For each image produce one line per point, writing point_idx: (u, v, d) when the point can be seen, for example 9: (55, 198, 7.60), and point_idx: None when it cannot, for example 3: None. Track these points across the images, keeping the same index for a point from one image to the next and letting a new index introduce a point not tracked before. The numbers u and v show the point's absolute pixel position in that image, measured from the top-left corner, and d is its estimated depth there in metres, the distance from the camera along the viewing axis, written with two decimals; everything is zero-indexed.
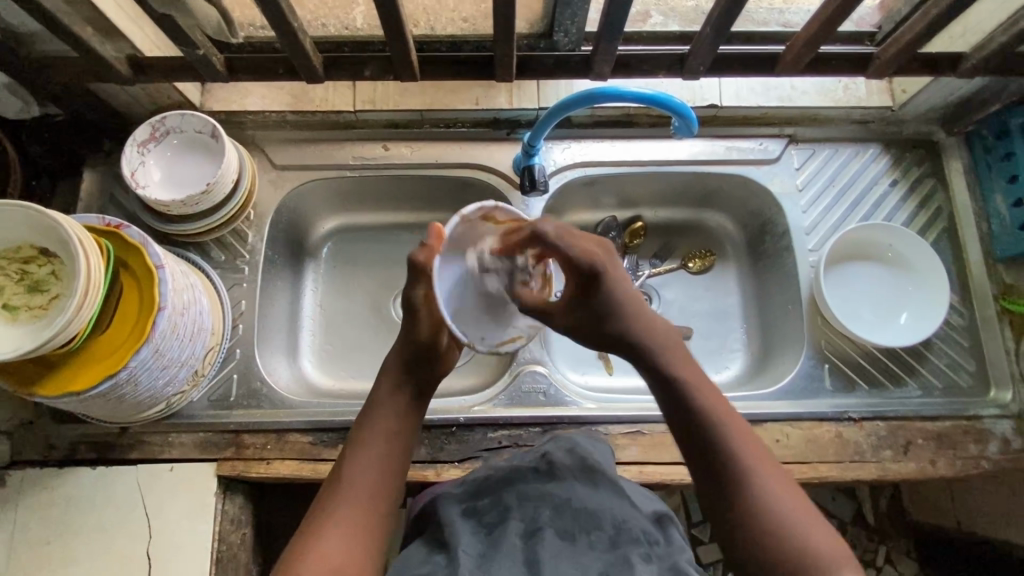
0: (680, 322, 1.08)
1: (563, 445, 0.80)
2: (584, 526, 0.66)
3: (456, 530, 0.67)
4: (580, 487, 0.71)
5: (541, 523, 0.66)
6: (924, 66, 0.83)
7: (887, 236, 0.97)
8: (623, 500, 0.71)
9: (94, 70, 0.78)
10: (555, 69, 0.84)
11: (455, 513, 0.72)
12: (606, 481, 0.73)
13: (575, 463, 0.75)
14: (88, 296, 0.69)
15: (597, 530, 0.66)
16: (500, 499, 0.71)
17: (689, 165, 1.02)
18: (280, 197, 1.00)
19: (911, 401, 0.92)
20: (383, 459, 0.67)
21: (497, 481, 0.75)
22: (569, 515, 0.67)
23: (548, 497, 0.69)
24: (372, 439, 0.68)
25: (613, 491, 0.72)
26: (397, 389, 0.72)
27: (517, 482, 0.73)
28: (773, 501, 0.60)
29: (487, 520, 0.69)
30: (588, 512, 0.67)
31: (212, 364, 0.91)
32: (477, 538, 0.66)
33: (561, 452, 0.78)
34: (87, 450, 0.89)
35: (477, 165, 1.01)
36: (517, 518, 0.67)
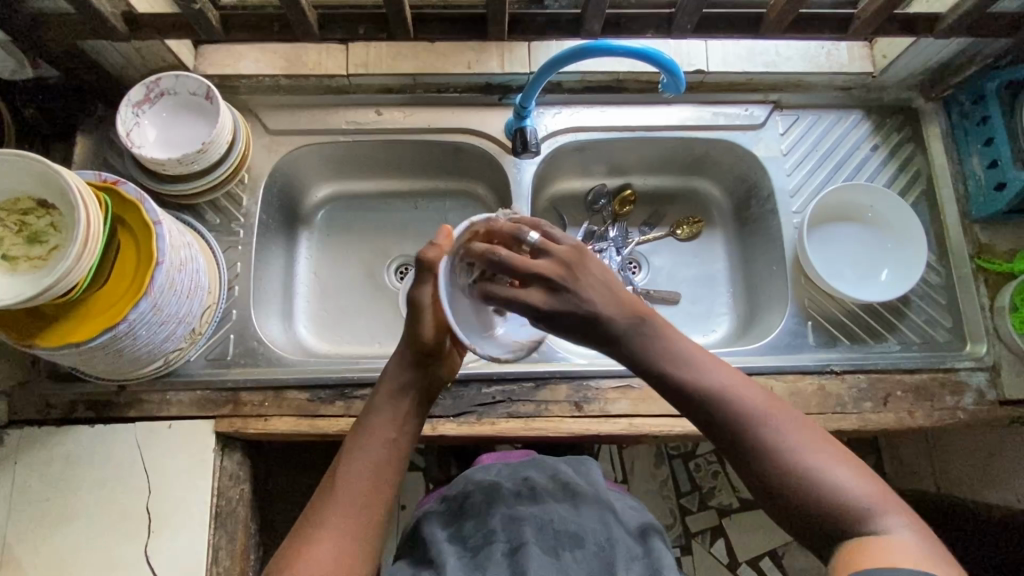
0: (669, 287, 1.11)
1: (546, 470, 0.84)
2: (567, 544, 0.73)
3: (443, 554, 0.72)
4: (562, 509, 0.77)
5: (525, 540, 0.72)
6: (904, 27, 0.86)
7: (869, 198, 1.00)
8: (605, 520, 0.77)
9: (89, 25, 0.78)
10: (547, 27, 0.86)
11: (443, 536, 0.76)
12: (588, 500, 0.80)
13: (558, 486, 0.81)
14: (88, 246, 0.70)
15: (579, 548, 0.72)
16: (484, 523, 0.76)
17: (677, 130, 1.04)
18: (275, 161, 1.01)
19: (890, 355, 0.96)
20: (375, 462, 0.67)
21: (481, 503, 0.78)
22: (551, 536, 0.73)
23: (531, 519, 0.75)
24: (369, 440, 0.68)
25: (595, 510, 0.78)
26: (399, 397, 0.70)
27: (500, 504, 0.77)
28: (803, 461, 0.58)
29: (472, 545, 0.74)
30: (570, 533, 0.74)
31: (210, 322, 0.92)
32: (464, 561, 0.71)
33: (543, 478, 0.82)
34: (85, 409, 0.90)
35: (469, 130, 1.03)
36: (500, 541, 0.73)
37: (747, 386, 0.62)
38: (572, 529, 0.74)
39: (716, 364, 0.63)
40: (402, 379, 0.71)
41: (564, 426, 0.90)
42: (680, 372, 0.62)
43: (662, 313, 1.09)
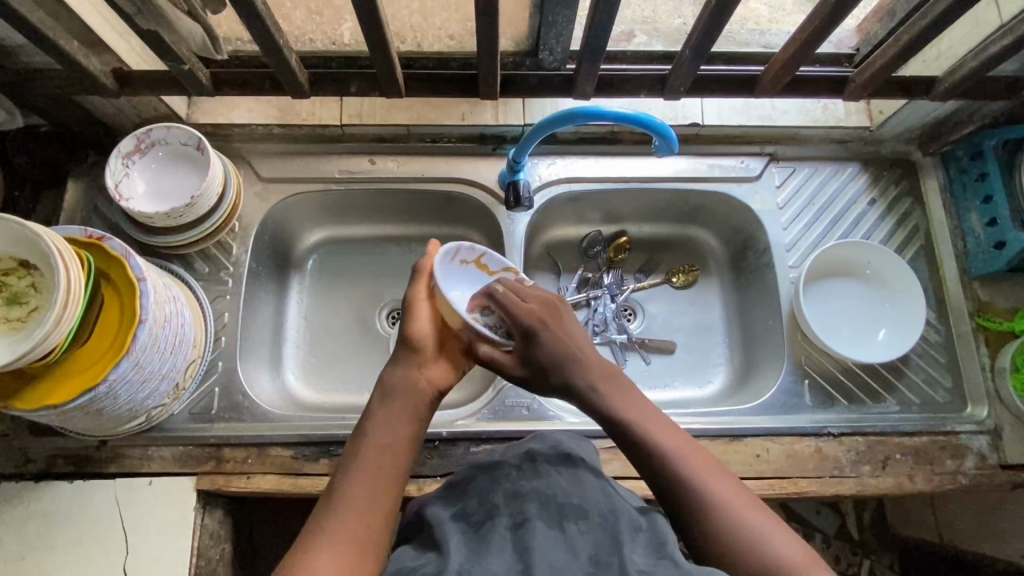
0: (664, 337, 1.09)
1: (548, 443, 0.75)
2: (570, 518, 0.60)
3: (440, 531, 0.60)
4: (563, 480, 0.66)
5: (529, 515, 0.60)
6: (900, 89, 0.85)
7: (866, 253, 0.99)
8: (608, 493, 0.65)
9: (79, 82, 0.78)
10: (539, 87, 0.88)
11: (445, 514, 0.64)
12: (587, 467, 0.69)
13: (556, 457, 0.70)
14: (67, 310, 0.69)
15: (585, 520, 0.60)
16: (484, 497, 0.64)
17: (672, 182, 1.04)
18: (266, 209, 1.01)
19: (889, 417, 0.94)
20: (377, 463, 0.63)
21: (480, 482, 0.67)
22: (554, 509, 0.61)
23: (532, 493, 0.63)
24: (369, 441, 0.65)
25: (597, 483, 0.67)
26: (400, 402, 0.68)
27: (503, 477, 0.66)
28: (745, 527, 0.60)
29: (474, 520, 0.62)
30: (575, 505, 0.61)
31: (194, 376, 0.90)
32: (465, 538, 0.60)
33: (544, 452, 0.72)
34: (64, 463, 0.88)
35: (462, 180, 1.02)
36: (502, 515, 0.61)
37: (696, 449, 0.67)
38: (577, 502, 0.62)
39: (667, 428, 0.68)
40: (402, 379, 0.69)
41: None
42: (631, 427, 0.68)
43: (657, 364, 1.07)
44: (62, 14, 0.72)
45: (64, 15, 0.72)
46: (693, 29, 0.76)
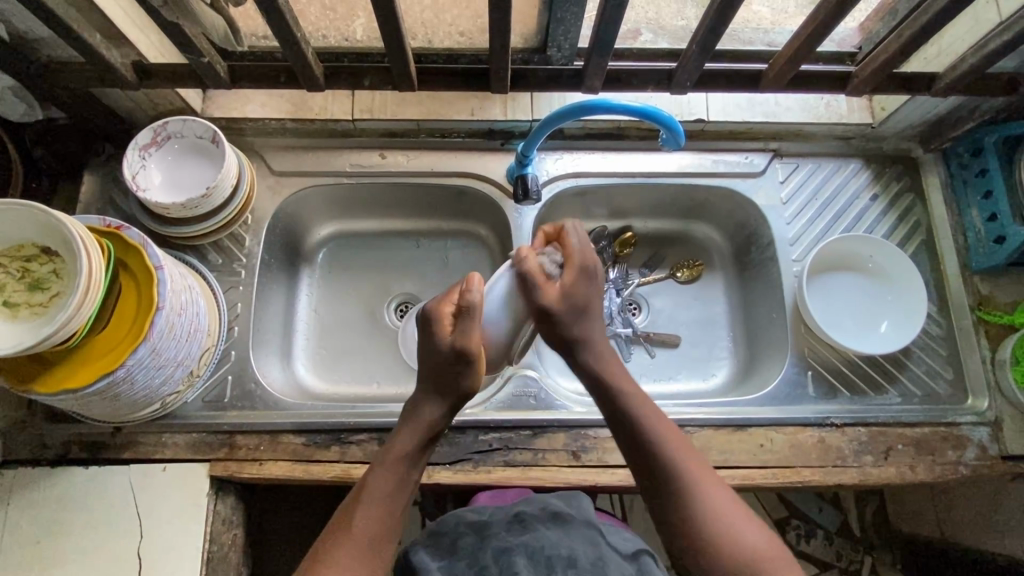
0: (668, 330, 1.10)
1: (537, 503, 0.83)
2: (559, 567, 0.72)
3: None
4: (551, 534, 0.77)
5: (518, 569, 0.71)
6: (901, 85, 0.87)
7: (869, 247, 1.00)
8: (592, 541, 0.77)
9: (100, 74, 0.80)
10: (548, 82, 0.90)
11: (436, 568, 0.74)
12: (573, 523, 0.80)
13: (545, 513, 0.81)
14: (89, 294, 0.71)
15: (573, 569, 0.72)
16: (478, 556, 0.75)
17: (677, 177, 1.05)
18: (278, 202, 1.02)
19: (891, 408, 0.95)
20: (378, 530, 0.67)
21: (474, 539, 0.78)
22: (543, 560, 0.73)
23: (523, 547, 0.74)
24: (372, 505, 0.67)
25: (584, 531, 0.79)
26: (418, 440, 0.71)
27: (494, 537, 0.77)
28: (712, 507, 0.66)
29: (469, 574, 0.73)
30: (562, 557, 0.73)
31: (207, 364, 0.92)
32: None
33: (533, 508, 0.82)
34: (79, 449, 0.90)
35: (471, 174, 1.04)
36: (494, 570, 0.72)
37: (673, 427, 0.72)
38: (563, 553, 0.74)
39: (651, 405, 0.73)
40: (413, 445, 0.71)
41: (561, 476, 0.89)
42: (621, 398, 0.72)
43: (662, 356, 1.09)
44: (86, 7, 0.74)
45: (87, 9, 0.74)
46: (700, 25, 0.78)
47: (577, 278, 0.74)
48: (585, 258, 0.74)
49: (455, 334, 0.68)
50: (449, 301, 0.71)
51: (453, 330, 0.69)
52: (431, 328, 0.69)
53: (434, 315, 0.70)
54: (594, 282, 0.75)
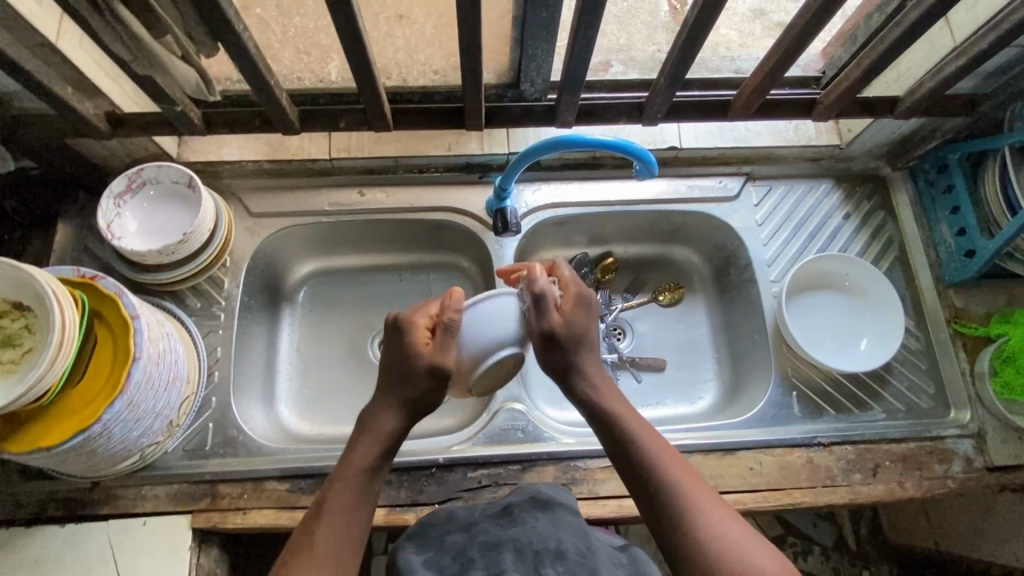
0: (654, 354, 1.11)
1: (527, 492, 0.80)
2: (547, 562, 0.66)
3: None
4: (540, 525, 0.71)
5: (505, 567, 0.65)
6: (865, 109, 0.90)
7: (844, 265, 1.02)
8: (582, 533, 0.71)
9: (72, 126, 0.79)
10: (522, 117, 0.92)
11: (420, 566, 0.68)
12: (561, 509, 0.76)
13: (531, 501, 0.77)
14: (62, 350, 0.69)
15: (561, 563, 0.66)
16: (462, 551, 0.69)
17: (654, 204, 1.07)
18: (256, 243, 1.02)
19: (876, 425, 0.96)
20: (342, 542, 0.65)
21: (461, 535, 0.72)
22: (530, 557, 0.67)
23: (510, 542, 0.68)
24: (337, 516, 0.66)
25: (572, 524, 0.73)
26: (379, 445, 0.70)
27: (480, 530, 0.72)
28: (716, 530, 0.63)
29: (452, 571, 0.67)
30: (551, 550, 0.67)
31: (188, 413, 0.90)
32: None
33: (522, 498, 0.79)
34: (55, 507, 0.87)
35: (451, 208, 1.05)
36: (479, 566, 0.66)
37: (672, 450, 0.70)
38: (552, 545, 0.68)
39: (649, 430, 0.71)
40: (372, 455, 0.70)
41: None
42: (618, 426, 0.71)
43: (648, 381, 1.09)
44: (56, 61, 0.74)
45: (57, 63, 0.74)
46: (666, 60, 0.80)
47: (575, 309, 0.73)
48: (581, 290, 0.74)
49: (433, 351, 0.70)
50: (425, 313, 0.74)
51: (430, 344, 0.71)
52: (405, 341, 0.71)
53: (406, 327, 0.72)
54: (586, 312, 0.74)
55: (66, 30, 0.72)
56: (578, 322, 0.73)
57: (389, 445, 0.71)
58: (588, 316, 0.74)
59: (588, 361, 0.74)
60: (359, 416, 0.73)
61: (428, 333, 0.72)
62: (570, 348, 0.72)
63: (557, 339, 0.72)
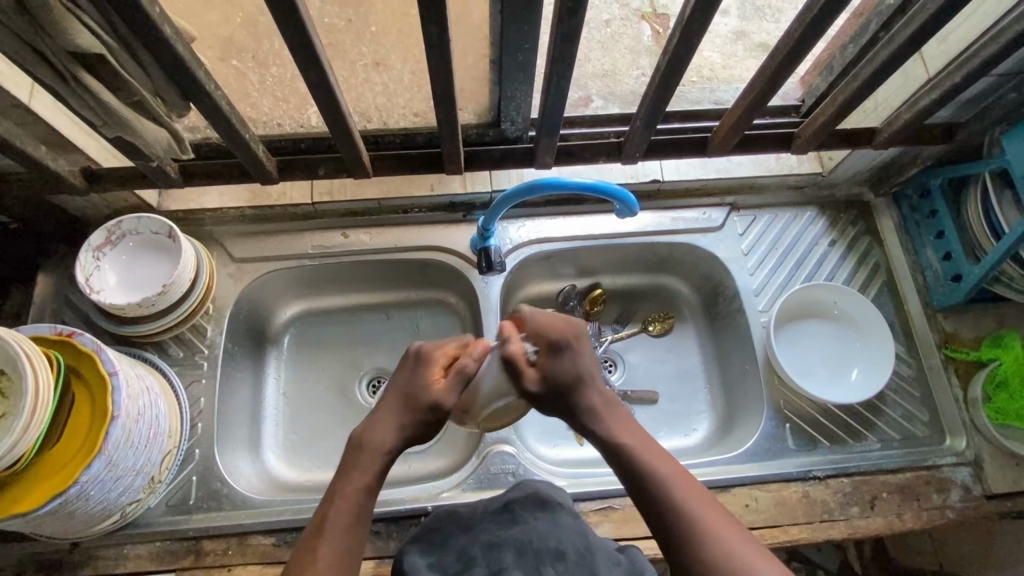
0: (646, 386, 1.09)
1: (526, 488, 0.77)
2: (547, 561, 0.64)
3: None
4: (538, 522, 0.69)
5: (506, 564, 0.63)
6: (844, 140, 0.90)
7: (833, 294, 1.02)
8: (582, 530, 0.69)
9: (48, 184, 0.79)
10: (502, 160, 0.91)
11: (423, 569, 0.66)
12: (559, 505, 0.73)
13: (530, 499, 0.73)
14: (35, 416, 0.69)
15: (560, 563, 0.64)
16: (465, 550, 0.67)
17: (639, 237, 1.06)
18: (240, 289, 1.01)
19: (872, 455, 0.95)
20: (347, 556, 0.63)
21: (463, 535, 0.70)
22: (531, 555, 0.65)
23: (510, 541, 0.66)
24: (335, 535, 0.63)
25: (573, 521, 0.71)
26: (373, 463, 0.68)
27: (481, 531, 0.69)
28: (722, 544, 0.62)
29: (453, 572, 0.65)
30: (550, 550, 0.65)
31: (170, 467, 0.88)
32: None
33: (521, 495, 0.75)
34: (35, 569, 0.85)
35: (436, 247, 1.04)
36: (480, 564, 0.64)
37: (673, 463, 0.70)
38: (551, 545, 0.66)
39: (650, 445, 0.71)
40: (373, 471, 0.67)
41: None
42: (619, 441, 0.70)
43: (641, 414, 1.07)
44: (30, 122, 0.73)
45: (31, 123, 0.74)
46: (642, 102, 0.81)
47: (551, 360, 0.72)
48: (558, 334, 0.72)
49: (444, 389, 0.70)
50: (444, 351, 0.73)
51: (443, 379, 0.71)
52: (423, 373, 0.71)
53: (426, 359, 0.73)
54: (572, 358, 0.72)
55: (39, 92, 0.72)
56: (558, 370, 0.72)
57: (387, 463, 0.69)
58: (570, 355, 0.72)
59: (587, 395, 0.73)
60: (354, 434, 0.70)
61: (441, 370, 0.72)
62: (566, 392, 0.72)
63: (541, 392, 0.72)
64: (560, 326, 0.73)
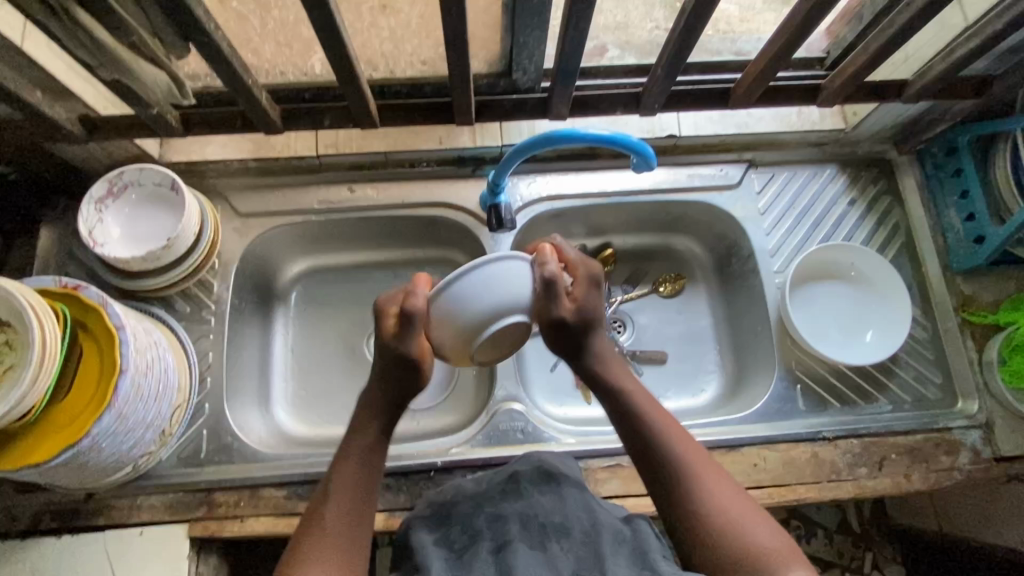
0: (655, 347, 1.08)
1: (532, 461, 0.74)
2: (552, 537, 0.61)
3: (427, 558, 0.61)
4: (545, 497, 0.66)
5: (511, 537, 0.60)
6: (872, 93, 0.87)
7: (849, 255, 0.99)
8: (589, 505, 0.66)
9: (46, 132, 0.77)
10: (514, 110, 0.88)
11: (430, 542, 0.64)
12: (564, 478, 0.70)
13: (536, 472, 0.70)
14: (44, 367, 0.68)
15: (566, 539, 0.61)
16: (469, 524, 0.64)
17: (653, 194, 1.03)
18: (245, 245, 0.99)
19: (882, 417, 0.94)
20: (355, 513, 0.64)
21: (467, 507, 0.67)
22: (536, 530, 0.62)
23: (515, 514, 0.63)
24: (342, 494, 0.65)
25: (580, 495, 0.67)
26: (374, 432, 0.69)
27: (487, 503, 0.66)
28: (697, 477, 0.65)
29: (458, 547, 0.62)
30: (555, 526, 0.62)
31: (180, 422, 0.88)
32: (449, 563, 0.60)
33: (528, 467, 0.72)
34: (51, 518, 0.86)
35: (444, 203, 1.02)
36: (485, 539, 0.61)
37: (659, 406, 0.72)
38: (557, 521, 0.63)
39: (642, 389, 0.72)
40: (375, 432, 0.69)
41: None
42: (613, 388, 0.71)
43: (650, 375, 1.06)
44: (25, 65, 0.71)
45: (26, 66, 0.71)
46: (663, 51, 0.77)
47: (587, 292, 0.70)
48: (592, 271, 0.71)
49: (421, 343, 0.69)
50: (396, 302, 0.70)
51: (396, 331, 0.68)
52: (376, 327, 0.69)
53: (378, 313, 0.70)
54: (602, 294, 0.72)
55: (32, 32, 0.69)
56: (590, 306, 0.70)
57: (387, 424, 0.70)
58: (600, 294, 0.71)
59: (599, 339, 0.73)
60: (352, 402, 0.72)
61: (395, 321, 0.69)
62: (584, 331, 0.71)
63: (569, 326, 0.69)
64: (594, 260, 0.72)
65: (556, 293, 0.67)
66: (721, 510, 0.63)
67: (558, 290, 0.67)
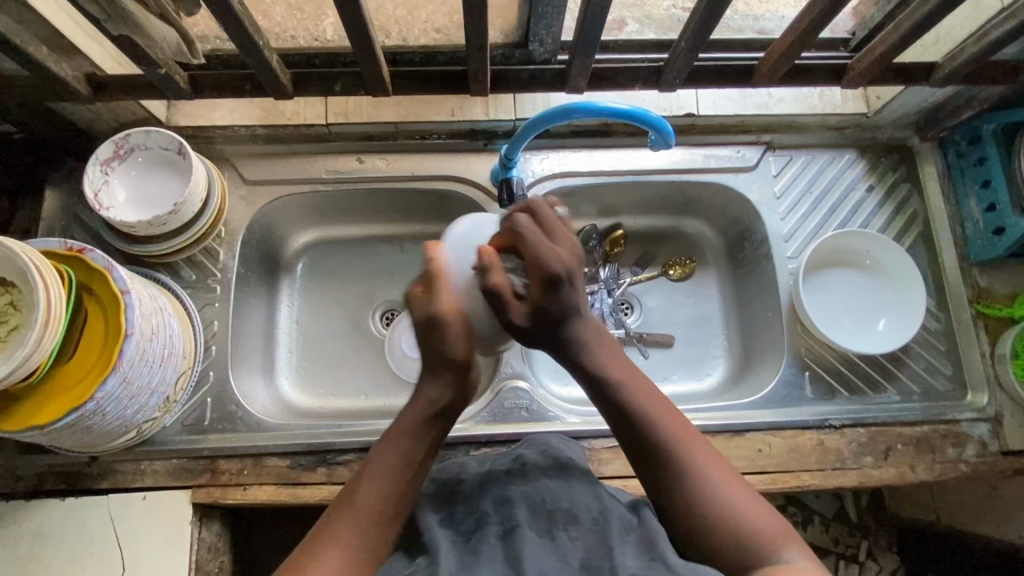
0: (663, 329, 1.07)
1: (537, 445, 0.74)
2: (560, 524, 0.60)
3: (434, 541, 0.60)
4: (552, 483, 0.66)
5: (519, 522, 0.60)
6: (898, 75, 0.84)
7: (866, 243, 0.98)
8: (596, 492, 0.65)
9: (52, 90, 0.75)
10: (531, 82, 0.86)
11: (436, 523, 0.64)
12: (571, 466, 0.69)
13: (543, 456, 0.70)
14: (49, 327, 0.67)
15: (574, 527, 0.60)
16: (476, 507, 0.64)
17: (667, 174, 1.02)
18: (252, 213, 0.98)
19: (890, 407, 0.94)
20: (388, 499, 0.61)
21: (473, 487, 0.67)
22: (544, 517, 0.61)
23: (522, 499, 0.63)
24: (384, 476, 0.62)
25: (586, 483, 0.66)
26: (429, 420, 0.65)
27: (494, 484, 0.66)
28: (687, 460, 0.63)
29: (465, 530, 0.62)
30: (564, 512, 0.61)
31: (184, 389, 0.88)
32: (457, 547, 0.59)
33: (534, 453, 0.72)
34: (55, 480, 0.86)
35: (454, 177, 1.00)
36: (492, 523, 0.61)
37: (644, 385, 0.69)
38: (565, 507, 0.62)
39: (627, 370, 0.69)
40: (423, 420, 0.65)
41: None
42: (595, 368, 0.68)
43: (657, 357, 1.06)
44: (30, 19, 0.69)
45: (32, 20, 0.70)
46: (688, 23, 0.74)
47: (545, 293, 0.66)
48: (553, 270, 0.65)
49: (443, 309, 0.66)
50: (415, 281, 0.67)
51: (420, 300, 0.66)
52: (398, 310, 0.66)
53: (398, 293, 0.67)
54: (569, 291, 0.67)
55: None
56: (552, 306, 0.67)
57: (433, 411, 0.65)
58: (567, 287, 0.67)
59: (580, 324, 0.69)
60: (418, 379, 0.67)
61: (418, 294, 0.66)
62: (554, 327, 0.68)
63: (529, 329, 0.67)
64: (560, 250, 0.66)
65: (500, 301, 0.65)
66: (711, 492, 0.61)
67: (502, 293, 0.64)
